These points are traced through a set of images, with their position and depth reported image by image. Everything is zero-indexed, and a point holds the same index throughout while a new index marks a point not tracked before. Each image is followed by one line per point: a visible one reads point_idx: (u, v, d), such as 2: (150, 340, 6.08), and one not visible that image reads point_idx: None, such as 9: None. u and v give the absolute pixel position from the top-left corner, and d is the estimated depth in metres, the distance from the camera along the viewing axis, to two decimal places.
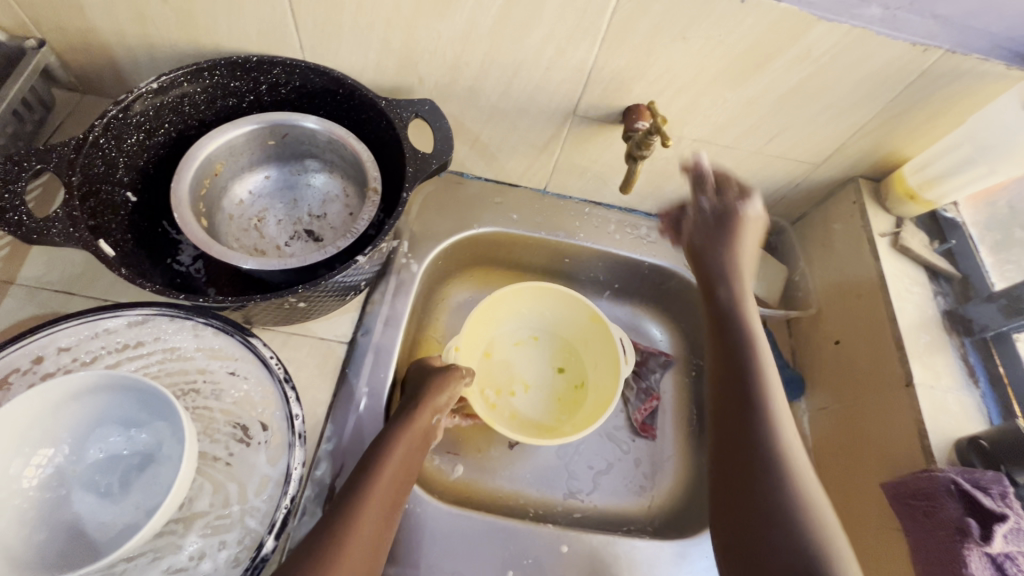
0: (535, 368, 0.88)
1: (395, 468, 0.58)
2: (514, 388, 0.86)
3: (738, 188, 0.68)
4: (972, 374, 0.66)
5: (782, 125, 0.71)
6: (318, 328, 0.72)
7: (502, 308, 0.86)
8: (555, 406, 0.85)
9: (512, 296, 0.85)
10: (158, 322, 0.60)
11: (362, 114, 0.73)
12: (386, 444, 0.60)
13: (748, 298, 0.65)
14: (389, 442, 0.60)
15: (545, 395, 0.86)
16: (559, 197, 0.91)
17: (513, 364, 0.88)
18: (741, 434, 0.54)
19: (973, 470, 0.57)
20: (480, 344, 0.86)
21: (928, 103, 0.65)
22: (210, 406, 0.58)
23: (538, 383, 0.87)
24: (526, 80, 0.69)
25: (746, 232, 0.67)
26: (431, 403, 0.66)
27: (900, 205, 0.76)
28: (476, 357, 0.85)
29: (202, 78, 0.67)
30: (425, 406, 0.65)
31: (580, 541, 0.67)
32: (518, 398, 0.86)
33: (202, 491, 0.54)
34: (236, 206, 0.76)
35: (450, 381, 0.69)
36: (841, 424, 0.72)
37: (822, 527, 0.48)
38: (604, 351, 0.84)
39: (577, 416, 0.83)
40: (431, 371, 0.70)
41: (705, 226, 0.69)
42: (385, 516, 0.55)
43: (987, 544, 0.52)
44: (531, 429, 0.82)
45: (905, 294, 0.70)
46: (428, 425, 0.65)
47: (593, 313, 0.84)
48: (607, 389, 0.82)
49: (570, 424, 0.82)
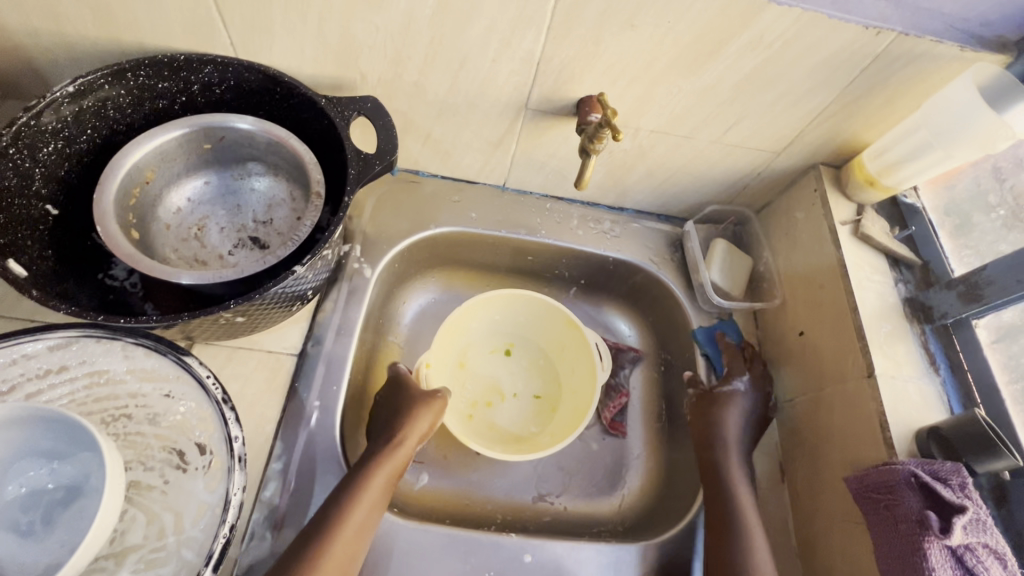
0: (511, 376, 0.86)
1: (365, 509, 0.58)
2: (489, 398, 0.84)
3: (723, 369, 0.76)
4: (933, 362, 0.66)
5: (740, 114, 0.69)
6: (265, 341, 0.68)
7: (474, 316, 0.84)
8: (532, 415, 0.84)
9: (485, 303, 0.83)
10: (84, 344, 0.56)
11: (304, 113, 0.69)
12: (357, 481, 0.60)
13: (734, 447, 0.69)
14: (361, 479, 0.60)
15: (519, 403, 0.84)
16: (520, 193, 0.88)
17: (488, 373, 0.86)
18: (724, 554, 0.61)
19: (934, 461, 0.56)
20: (452, 354, 0.83)
21: (884, 87, 0.64)
22: (143, 432, 0.55)
23: (513, 391, 0.85)
24: (473, 74, 0.66)
25: (734, 402, 0.73)
26: (408, 437, 0.65)
27: (860, 191, 0.75)
28: (450, 367, 0.83)
29: (125, 79, 0.62)
30: (402, 441, 0.64)
31: (545, 549, 0.65)
32: (494, 409, 0.83)
33: (135, 524, 0.51)
34: (173, 215, 0.71)
35: (428, 410, 0.67)
36: (806, 416, 0.71)
37: None
38: (580, 356, 0.83)
39: (553, 425, 0.82)
40: (408, 393, 0.69)
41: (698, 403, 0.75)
42: (350, 562, 0.55)
43: (946, 536, 0.51)
44: (508, 440, 0.80)
45: (867, 283, 0.69)
46: (403, 460, 0.64)
47: (569, 320, 0.82)
48: (584, 397, 0.80)
49: (547, 434, 0.81)
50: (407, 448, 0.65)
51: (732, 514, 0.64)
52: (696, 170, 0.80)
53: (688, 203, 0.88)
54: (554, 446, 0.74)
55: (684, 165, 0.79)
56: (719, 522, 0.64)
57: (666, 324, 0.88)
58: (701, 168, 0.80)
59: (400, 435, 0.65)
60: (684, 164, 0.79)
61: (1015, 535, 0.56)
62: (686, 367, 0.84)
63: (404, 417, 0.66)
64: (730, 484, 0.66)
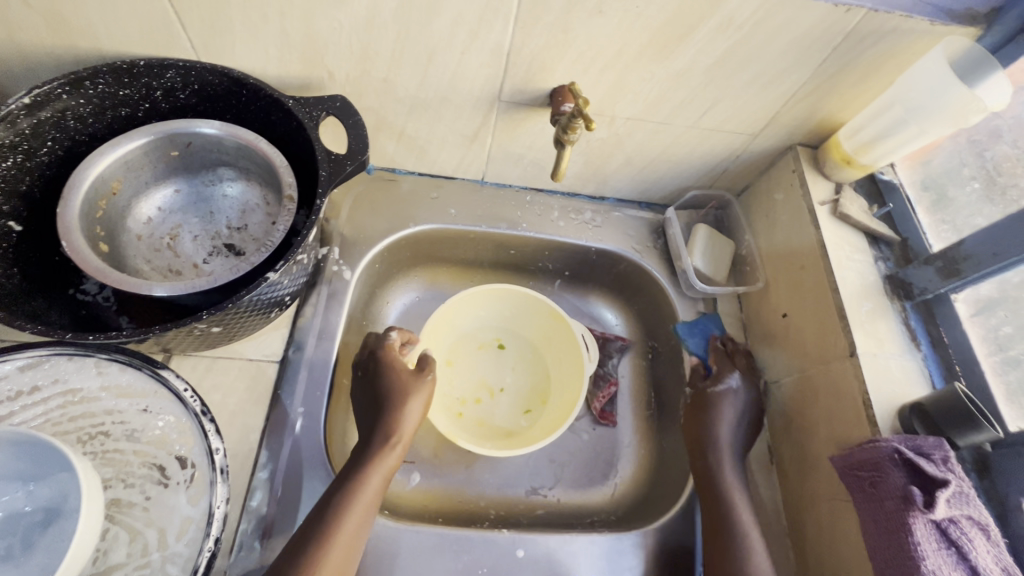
0: (499, 372, 0.86)
1: (362, 508, 0.58)
2: (477, 395, 0.84)
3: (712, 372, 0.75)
4: (914, 338, 0.66)
5: (715, 97, 0.68)
6: (245, 349, 0.67)
7: (460, 313, 0.83)
8: (520, 410, 0.83)
9: (469, 300, 0.82)
10: (56, 362, 0.55)
11: (271, 114, 0.67)
12: (355, 479, 0.59)
13: (726, 450, 0.68)
14: (353, 483, 0.59)
15: (510, 398, 0.84)
16: (500, 186, 0.87)
17: (476, 370, 0.85)
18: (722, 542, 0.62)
19: (916, 437, 0.56)
20: (439, 352, 0.83)
21: (857, 65, 0.63)
22: (121, 449, 0.54)
23: (503, 386, 0.85)
24: (443, 68, 0.65)
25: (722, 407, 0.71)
26: (402, 429, 0.65)
27: (836, 170, 0.74)
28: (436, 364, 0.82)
29: (83, 88, 0.60)
30: (396, 437, 0.64)
31: (537, 544, 0.66)
32: (483, 405, 0.83)
33: (118, 542, 0.50)
34: (144, 225, 0.70)
35: (421, 399, 0.68)
36: (793, 397, 0.71)
37: None
38: (567, 348, 0.82)
39: (542, 419, 0.82)
40: (397, 381, 0.68)
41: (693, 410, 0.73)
42: (345, 566, 0.55)
43: (930, 510, 0.51)
44: (497, 437, 0.80)
45: (847, 263, 0.69)
46: (397, 456, 0.64)
47: (554, 312, 0.82)
48: (572, 388, 0.80)
49: (536, 428, 0.80)
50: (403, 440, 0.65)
51: (739, 545, 0.61)
52: (675, 156, 0.80)
53: (668, 189, 0.88)
54: (542, 440, 0.74)
55: (662, 152, 0.79)
56: (724, 554, 0.61)
57: (651, 312, 0.88)
58: (679, 153, 0.79)
59: (395, 429, 0.64)
60: (662, 150, 0.78)
61: (998, 505, 0.57)
62: (673, 354, 0.83)
63: (394, 408, 0.65)
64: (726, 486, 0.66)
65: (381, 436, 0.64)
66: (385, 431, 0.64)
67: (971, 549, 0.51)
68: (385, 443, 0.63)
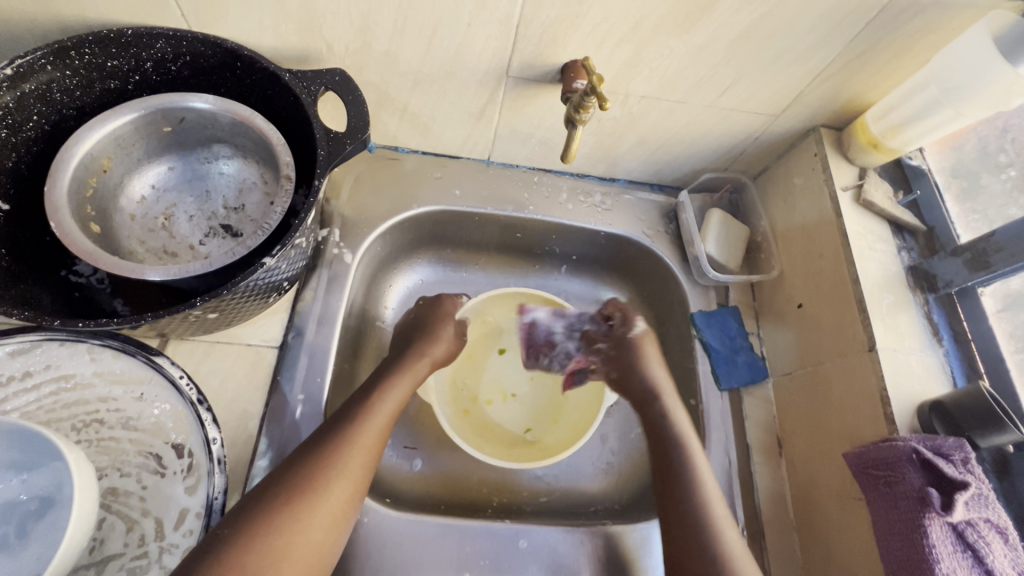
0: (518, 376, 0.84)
1: (395, 398, 0.62)
2: (491, 396, 0.83)
3: (619, 319, 0.77)
4: (936, 333, 0.63)
5: (736, 74, 0.64)
6: (244, 334, 0.65)
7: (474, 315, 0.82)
8: (529, 419, 0.82)
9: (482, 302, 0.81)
10: (48, 348, 0.53)
11: (268, 89, 0.64)
12: (391, 380, 0.64)
13: (664, 387, 0.70)
14: (389, 381, 0.64)
15: (521, 407, 0.82)
16: (506, 166, 0.84)
17: (496, 371, 0.84)
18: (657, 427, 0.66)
19: (935, 437, 0.54)
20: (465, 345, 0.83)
21: (892, 40, 0.59)
22: (116, 437, 0.52)
23: (517, 395, 0.83)
24: (448, 40, 0.61)
25: (647, 348, 0.74)
26: (429, 353, 0.70)
27: (862, 154, 0.70)
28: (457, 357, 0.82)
29: (69, 58, 0.57)
30: (425, 355, 0.69)
31: (540, 535, 0.64)
32: (494, 406, 0.82)
33: (115, 531, 0.49)
34: (138, 204, 0.67)
35: (449, 337, 0.73)
36: (805, 390, 0.69)
37: (690, 474, 0.60)
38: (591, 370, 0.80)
39: (550, 436, 0.80)
40: (437, 320, 0.74)
41: (614, 359, 0.75)
42: (379, 443, 0.58)
43: (948, 513, 0.50)
44: (506, 442, 0.79)
45: (868, 253, 0.66)
46: (425, 372, 0.68)
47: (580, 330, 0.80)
48: (589, 408, 0.78)
49: (551, 438, 0.80)
50: (427, 365, 0.69)
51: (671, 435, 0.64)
52: (689, 137, 0.76)
53: (682, 171, 0.84)
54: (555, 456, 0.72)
55: (678, 132, 0.75)
56: (662, 442, 0.64)
57: (658, 298, 0.86)
58: (694, 135, 0.76)
59: (426, 348, 0.70)
60: (678, 130, 0.75)
61: (1017, 508, 0.55)
62: (682, 339, 0.81)
63: (427, 334, 0.72)
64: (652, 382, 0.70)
65: (409, 356, 0.68)
66: (413, 353, 0.69)
67: (987, 553, 0.50)
68: (412, 361, 0.67)
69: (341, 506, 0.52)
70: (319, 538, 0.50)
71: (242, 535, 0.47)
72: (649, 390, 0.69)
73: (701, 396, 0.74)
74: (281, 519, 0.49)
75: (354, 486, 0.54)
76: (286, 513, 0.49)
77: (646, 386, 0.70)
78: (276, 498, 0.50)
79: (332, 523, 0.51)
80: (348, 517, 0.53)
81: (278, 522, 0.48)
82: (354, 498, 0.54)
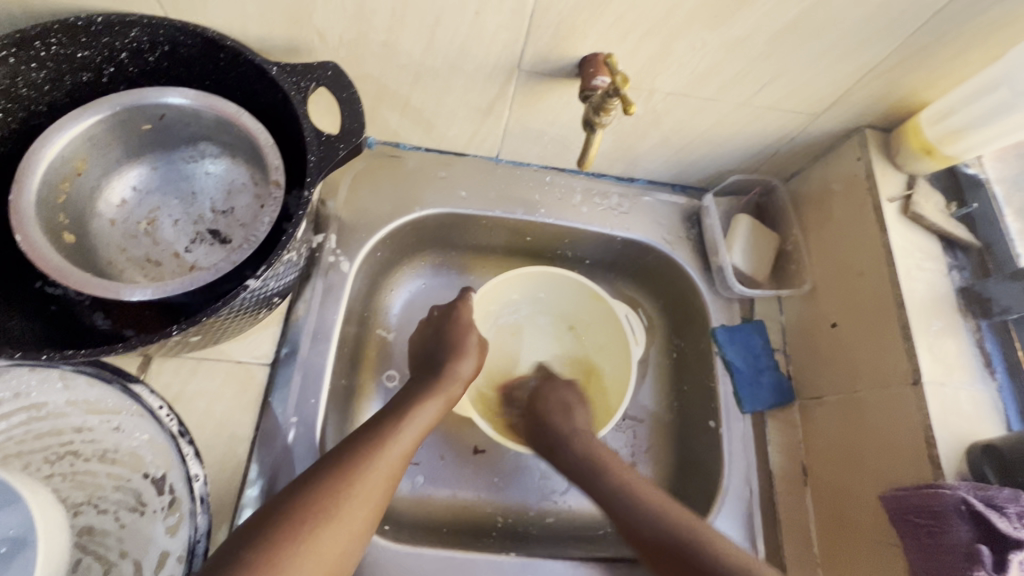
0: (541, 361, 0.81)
1: (419, 424, 0.58)
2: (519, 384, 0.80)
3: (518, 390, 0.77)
4: (988, 365, 0.57)
5: (776, 70, 0.57)
6: (233, 350, 0.61)
7: (498, 296, 0.78)
8: None
9: (502, 286, 0.77)
10: (18, 373, 0.49)
11: (255, 83, 0.58)
12: (417, 402, 0.60)
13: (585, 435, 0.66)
14: (416, 403, 0.60)
15: None
16: (516, 164, 0.78)
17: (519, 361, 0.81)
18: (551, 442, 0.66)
19: (988, 486, 0.49)
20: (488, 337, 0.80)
21: (960, 33, 0.52)
22: (92, 470, 0.49)
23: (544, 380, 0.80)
24: (453, 30, 0.54)
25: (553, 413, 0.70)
26: (463, 372, 0.65)
27: (912, 161, 0.63)
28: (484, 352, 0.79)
29: (33, 50, 0.51)
30: (456, 374, 0.64)
31: (546, 569, 0.61)
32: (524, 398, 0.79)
33: (91, 574, 0.46)
34: (117, 209, 0.62)
35: (476, 351, 0.68)
36: (835, 419, 0.64)
37: (587, 460, 0.63)
38: (613, 333, 0.77)
39: None
40: (461, 332, 0.68)
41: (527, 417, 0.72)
42: (396, 475, 0.53)
43: (1000, 574, 0.45)
44: None
45: (915, 273, 0.60)
46: (455, 395, 0.64)
47: (595, 294, 0.76)
48: (620, 374, 0.75)
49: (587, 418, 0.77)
50: (459, 387, 0.64)
51: (558, 441, 0.66)
52: (718, 137, 0.69)
53: (708, 171, 0.77)
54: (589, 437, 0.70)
55: (705, 132, 0.68)
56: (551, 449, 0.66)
57: (678, 306, 0.80)
58: (723, 135, 0.69)
59: (456, 366, 0.65)
60: (705, 130, 0.68)
61: None
62: (703, 351, 0.75)
63: (458, 348, 0.67)
64: (551, 417, 0.69)
65: (436, 376, 0.64)
66: (441, 372, 0.64)
67: None
68: (439, 382, 0.63)
69: (350, 537, 0.48)
70: (324, 571, 0.46)
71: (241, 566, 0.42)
72: (551, 422, 0.68)
73: (722, 419, 0.70)
74: (284, 549, 0.44)
75: (367, 516, 0.50)
76: (292, 543, 0.45)
77: (558, 420, 0.68)
78: (280, 523, 0.45)
79: (339, 554, 0.47)
80: (354, 550, 0.48)
81: (283, 551, 0.44)
82: (365, 530, 0.49)
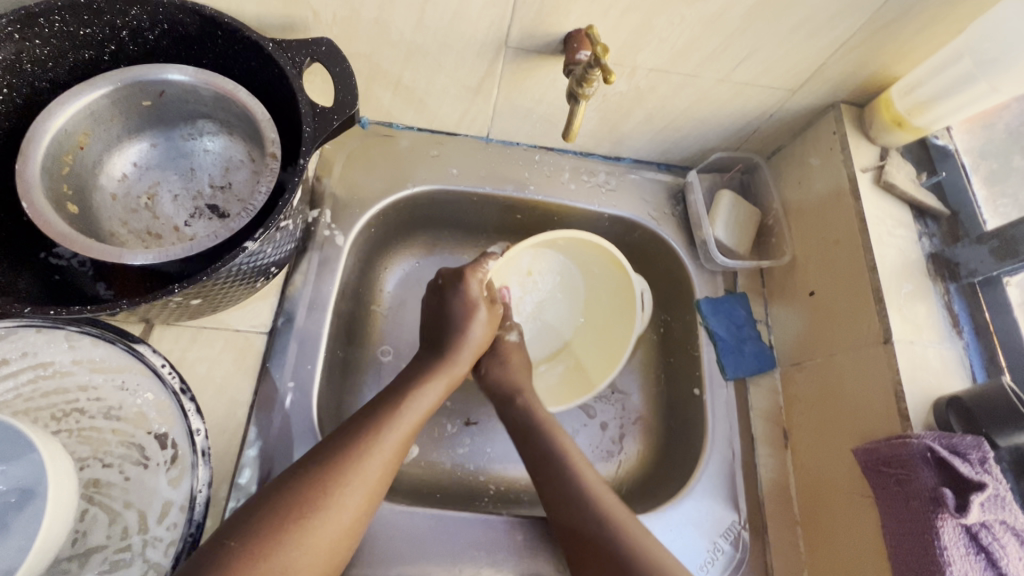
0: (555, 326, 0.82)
1: (420, 408, 0.59)
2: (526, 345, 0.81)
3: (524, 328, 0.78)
4: (956, 325, 0.60)
5: (751, 45, 0.59)
6: (232, 319, 0.63)
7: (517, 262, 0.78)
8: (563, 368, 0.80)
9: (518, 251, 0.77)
10: (25, 335, 0.51)
11: (252, 60, 0.60)
12: (418, 386, 0.61)
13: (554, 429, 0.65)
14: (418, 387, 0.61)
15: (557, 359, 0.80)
16: (505, 144, 0.80)
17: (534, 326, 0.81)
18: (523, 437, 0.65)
19: (951, 434, 0.51)
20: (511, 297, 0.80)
21: (925, 6, 0.54)
22: (98, 426, 0.51)
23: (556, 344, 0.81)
24: (441, 7, 0.56)
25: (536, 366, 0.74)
26: (464, 352, 0.66)
27: (884, 134, 0.66)
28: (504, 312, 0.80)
29: (38, 26, 0.53)
30: (461, 350, 0.66)
31: (536, 527, 0.63)
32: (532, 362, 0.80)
33: (97, 523, 0.48)
34: (119, 183, 0.65)
35: (482, 327, 0.68)
36: (811, 385, 0.67)
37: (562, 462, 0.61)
38: (622, 300, 0.77)
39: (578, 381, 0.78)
40: (465, 309, 0.67)
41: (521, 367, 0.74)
42: (396, 459, 0.55)
43: (962, 514, 0.48)
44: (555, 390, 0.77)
45: (887, 239, 0.62)
46: (456, 377, 0.65)
47: (616, 260, 0.74)
48: (619, 342, 0.76)
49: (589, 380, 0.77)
50: (459, 369, 0.65)
51: (536, 443, 0.63)
52: (701, 113, 0.71)
53: (691, 149, 0.80)
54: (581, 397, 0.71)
55: (688, 109, 0.71)
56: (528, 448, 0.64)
57: (664, 281, 0.82)
58: (704, 112, 0.71)
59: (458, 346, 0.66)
60: (687, 108, 0.70)
61: None
62: (688, 324, 0.78)
63: (460, 327, 0.67)
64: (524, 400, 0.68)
65: (438, 358, 0.65)
66: (442, 355, 0.65)
67: (1001, 556, 0.48)
68: (440, 364, 0.64)
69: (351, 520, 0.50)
70: (326, 551, 0.48)
71: (235, 554, 0.44)
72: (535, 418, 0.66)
73: (705, 386, 0.72)
74: (283, 535, 0.46)
75: (366, 499, 0.52)
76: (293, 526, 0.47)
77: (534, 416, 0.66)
78: (277, 508, 0.47)
79: (338, 536, 0.49)
80: (354, 534, 0.51)
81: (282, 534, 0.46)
82: (366, 511, 0.52)
